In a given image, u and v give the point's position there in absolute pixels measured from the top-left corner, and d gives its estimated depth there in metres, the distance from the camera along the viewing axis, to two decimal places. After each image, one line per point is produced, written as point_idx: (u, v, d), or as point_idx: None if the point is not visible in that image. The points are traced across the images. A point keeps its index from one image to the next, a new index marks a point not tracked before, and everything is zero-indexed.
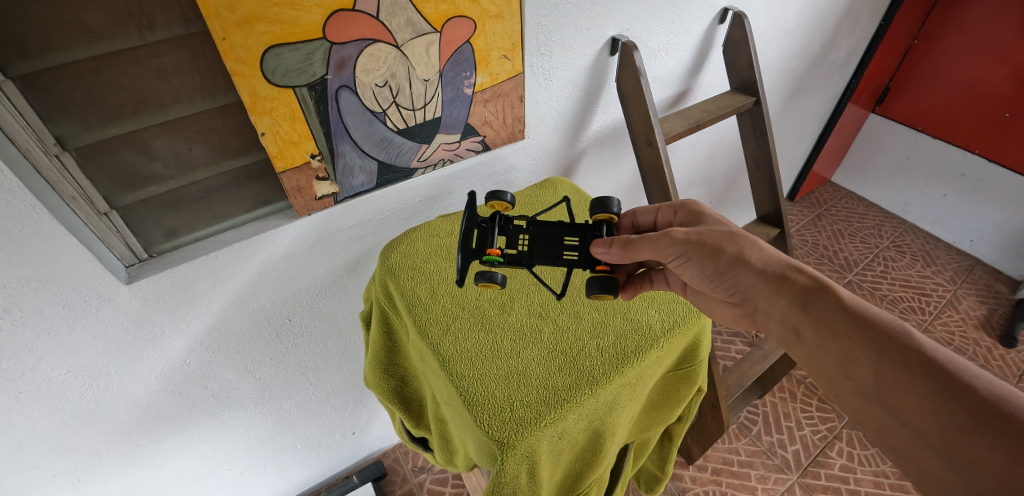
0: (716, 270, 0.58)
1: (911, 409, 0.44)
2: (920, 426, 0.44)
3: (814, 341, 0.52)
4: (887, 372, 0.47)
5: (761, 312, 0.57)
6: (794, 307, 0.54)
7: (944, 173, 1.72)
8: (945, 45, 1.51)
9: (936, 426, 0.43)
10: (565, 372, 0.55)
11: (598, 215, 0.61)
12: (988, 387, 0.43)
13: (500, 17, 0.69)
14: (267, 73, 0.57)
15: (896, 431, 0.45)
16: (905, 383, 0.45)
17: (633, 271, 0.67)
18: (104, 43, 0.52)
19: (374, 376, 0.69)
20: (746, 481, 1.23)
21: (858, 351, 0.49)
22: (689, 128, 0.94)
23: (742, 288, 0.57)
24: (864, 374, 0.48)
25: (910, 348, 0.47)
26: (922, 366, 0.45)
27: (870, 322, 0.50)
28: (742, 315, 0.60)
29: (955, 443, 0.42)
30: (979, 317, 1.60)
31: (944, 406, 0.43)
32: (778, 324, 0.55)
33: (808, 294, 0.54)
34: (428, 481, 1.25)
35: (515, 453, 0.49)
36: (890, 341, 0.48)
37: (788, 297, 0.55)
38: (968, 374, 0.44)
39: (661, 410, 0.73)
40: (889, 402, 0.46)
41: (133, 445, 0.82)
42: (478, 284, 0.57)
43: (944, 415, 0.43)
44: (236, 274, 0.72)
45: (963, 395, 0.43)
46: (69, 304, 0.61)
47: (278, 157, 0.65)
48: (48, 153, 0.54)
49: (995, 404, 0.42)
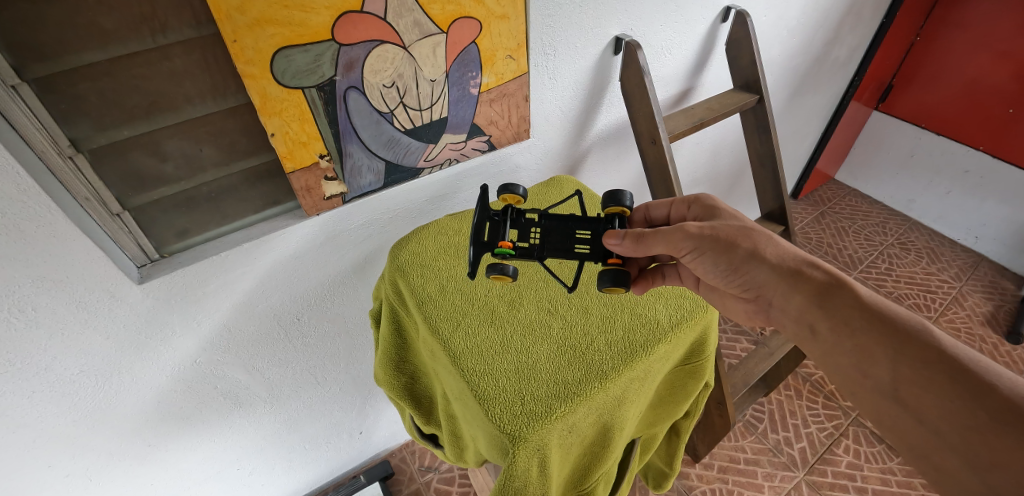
0: (730, 266, 0.58)
1: (930, 409, 0.45)
2: (940, 426, 0.44)
3: (831, 339, 0.52)
4: (906, 370, 0.47)
5: (776, 309, 0.57)
6: (809, 302, 0.54)
7: (948, 170, 1.72)
8: (948, 42, 1.51)
9: (956, 426, 0.43)
10: (575, 366, 0.55)
11: (610, 208, 0.62)
12: (1010, 385, 0.43)
13: (506, 18, 0.70)
14: (277, 75, 0.58)
15: (914, 431, 0.46)
16: (923, 382, 0.46)
17: (645, 264, 0.68)
18: (117, 46, 0.53)
19: (385, 373, 0.70)
20: (753, 478, 1.23)
21: (876, 350, 0.49)
22: (693, 127, 0.94)
23: (756, 283, 0.58)
24: (882, 373, 0.48)
25: (928, 347, 0.47)
26: (940, 365, 0.45)
27: (888, 318, 0.50)
28: (757, 312, 0.60)
29: (975, 441, 0.42)
30: (985, 313, 1.60)
31: (965, 406, 0.43)
32: (793, 321, 0.56)
33: (824, 290, 0.54)
34: (434, 480, 1.26)
35: (527, 446, 0.49)
36: (909, 338, 0.48)
37: (803, 294, 0.55)
38: (989, 373, 0.44)
39: (668, 405, 0.73)
40: (907, 402, 0.46)
41: (143, 445, 0.83)
42: (490, 277, 0.58)
43: (964, 415, 0.43)
44: (247, 273, 0.73)
45: (984, 394, 0.43)
46: (83, 304, 0.62)
47: (288, 157, 0.65)
48: (63, 155, 0.55)
49: (1016, 403, 0.42)
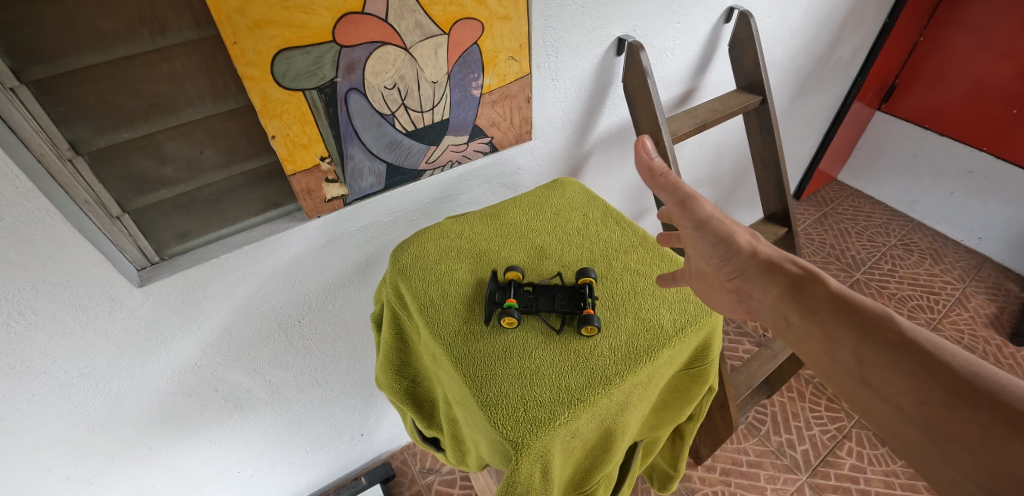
0: (728, 249, 0.56)
1: (891, 386, 0.44)
2: (901, 404, 0.43)
3: (800, 327, 0.51)
4: (869, 353, 0.46)
5: (754, 300, 0.56)
6: (783, 295, 0.54)
7: (951, 170, 1.71)
8: (952, 42, 1.50)
9: (917, 404, 0.42)
10: (578, 371, 0.54)
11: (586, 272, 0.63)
12: (968, 365, 0.42)
13: (508, 19, 0.69)
14: (277, 77, 0.57)
15: (879, 410, 0.45)
16: (885, 362, 0.45)
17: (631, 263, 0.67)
18: (116, 48, 0.53)
19: (387, 378, 0.70)
20: (755, 481, 1.22)
21: (840, 333, 0.48)
22: (696, 128, 0.93)
23: (736, 271, 0.56)
24: (848, 357, 0.47)
25: (891, 329, 0.46)
26: (902, 345, 0.44)
27: (855, 306, 0.49)
28: (738, 302, 0.58)
29: (933, 417, 0.41)
30: (989, 315, 1.59)
31: (925, 384, 0.42)
32: (769, 312, 0.55)
33: (798, 283, 0.53)
34: (436, 482, 1.25)
35: (529, 453, 0.49)
36: (874, 323, 0.47)
37: (778, 285, 0.54)
38: (948, 353, 0.43)
39: (672, 409, 0.73)
40: (872, 383, 0.45)
41: (144, 448, 0.82)
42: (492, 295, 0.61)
43: (923, 391, 0.42)
44: (247, 276, 0.72)
45: (943, 372, 0.42)
46: (82, 307, 0.61)
47: (289, 160, 0.65)
48: (62, 158, 0.54)
49: (973, 379, 0.41)
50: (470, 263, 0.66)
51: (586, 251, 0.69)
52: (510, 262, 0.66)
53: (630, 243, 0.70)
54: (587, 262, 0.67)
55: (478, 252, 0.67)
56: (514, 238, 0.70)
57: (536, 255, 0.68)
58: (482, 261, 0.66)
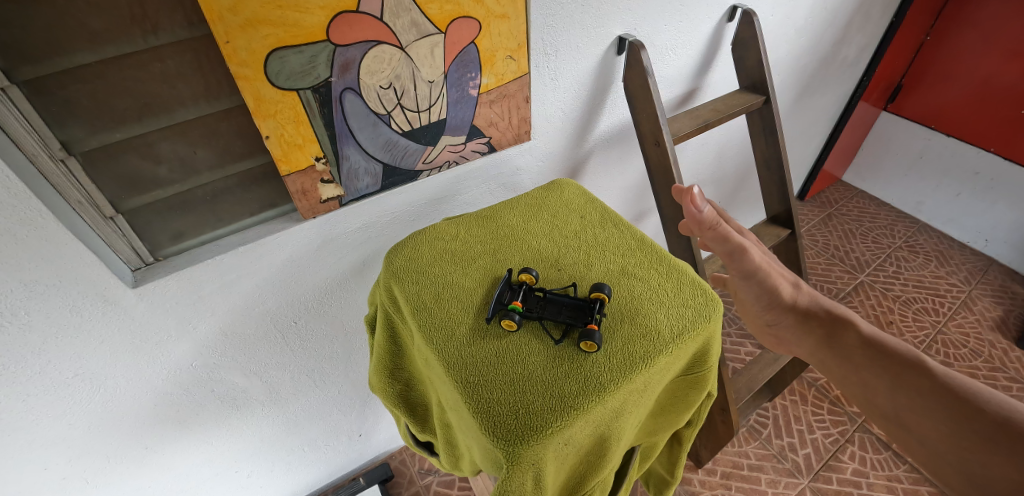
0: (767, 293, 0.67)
1: (926, 430, 0.50)
2: (939, 447, 0.49)
3: (837, 373, 0.59)
4: (903, 399, 0.52)
5: (791, 343, 0.66)
6: (817, 341, 0.62)
7: (958, 171, 1.69)
8: (959, 42, 1.48)
9: (952, 447, 0.48)
10: (573, 378, 0.53)
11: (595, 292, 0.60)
12: (1000, 408, 0.47)
13: (506, 17, 0.68)
14: (271, 76, 0.57)
15: (918, 451, 0.51)
16: (920, 407, 0.51)
17: (643, 253, 0.68)
18: (107, 48, 0.52)
19: (380, 382, 0.69)
20: (756, 484, 1.21)
21: (875, 382, 0.55)
22: (698, 128, 0.91)
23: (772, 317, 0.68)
24: (884, 401, 0.54)
25: (921, 376, 0.52)
26: (936, 390, 0.51)
27: (885, 352, 0.56)
28: (777, 342, 0.69)
29: (970, 461, 0.46)
30: (995, 318, 1.57)
31: (957, 429, 0.48)
32: (808, 356, 0.64)
33: (830, 331, 0.61)
34: (434, 483, 1.25)
35: (521, 462, 0.48)
36: (905, 370, 0.54)
37: (811, 332, 0.63)
38: (979, 396, 0.49)
39: (670, 414, 0.72)
40: (908, 425, 0.52)
41: (139, 448, 0.82)
42: (516, 284, 0.61)
43: (957, 432, 0.48)
44: (243, 278, 0.72)
45: (974, 417, 0.48)
46: (75, 308, 0.61)
47: (283, 160, 0.64)
48: (55, 158, 0.54)
49: (1004, 423, 0.46)
50: (465, 267, 0.65)
51: (583, 254, 0.68)
52: (506, 266, 0.65)
53: (628, 246, 0.69)
54: (584, 265, 0.66)
55: (474, 255, 0.67)
56: (510, 241, 0.69)
57: (532, 259, 0.67)
58: (478, 264, 0.65)
